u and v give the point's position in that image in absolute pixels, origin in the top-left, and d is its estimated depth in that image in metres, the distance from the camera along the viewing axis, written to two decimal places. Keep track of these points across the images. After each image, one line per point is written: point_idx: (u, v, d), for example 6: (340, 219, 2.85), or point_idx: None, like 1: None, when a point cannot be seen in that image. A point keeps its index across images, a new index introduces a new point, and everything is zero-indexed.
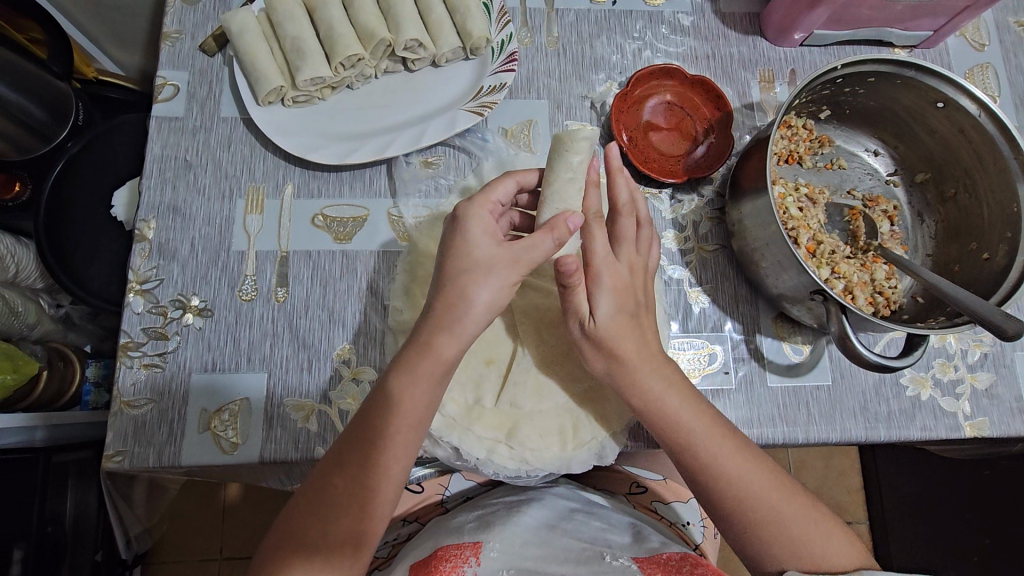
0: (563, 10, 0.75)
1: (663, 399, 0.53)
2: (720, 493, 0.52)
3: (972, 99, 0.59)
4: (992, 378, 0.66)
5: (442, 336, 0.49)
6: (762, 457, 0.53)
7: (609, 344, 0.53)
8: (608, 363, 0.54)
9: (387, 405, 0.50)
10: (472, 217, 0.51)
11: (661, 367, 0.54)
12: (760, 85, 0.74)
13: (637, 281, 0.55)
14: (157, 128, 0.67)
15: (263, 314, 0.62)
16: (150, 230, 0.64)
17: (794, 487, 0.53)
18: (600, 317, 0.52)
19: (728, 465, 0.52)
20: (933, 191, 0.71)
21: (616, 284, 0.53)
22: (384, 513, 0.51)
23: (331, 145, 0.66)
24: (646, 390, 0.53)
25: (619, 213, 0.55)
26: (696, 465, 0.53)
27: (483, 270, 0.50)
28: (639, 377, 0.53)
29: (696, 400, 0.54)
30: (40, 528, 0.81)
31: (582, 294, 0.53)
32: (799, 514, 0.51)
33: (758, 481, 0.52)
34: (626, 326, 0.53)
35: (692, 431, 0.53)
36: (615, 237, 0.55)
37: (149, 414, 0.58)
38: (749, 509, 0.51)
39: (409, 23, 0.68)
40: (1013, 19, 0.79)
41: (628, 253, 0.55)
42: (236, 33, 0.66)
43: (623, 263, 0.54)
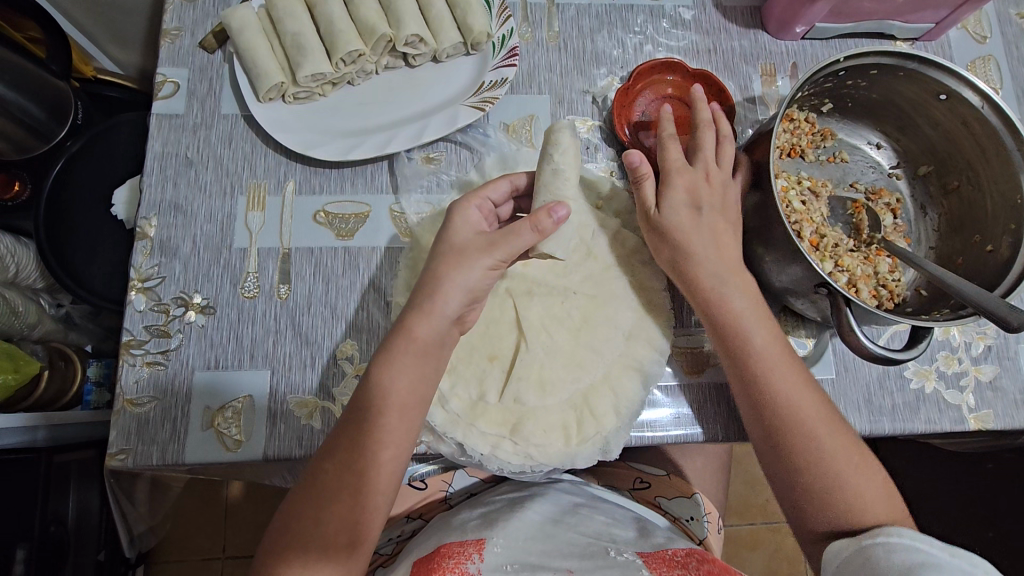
0: (563, 4, 0.75)
1: (730, 304, 0.58)
2: (766, 409, 0.56)
3: (974, 91, 0.59)
4: (996, 370, 0.66)
5: (417, 318, 0.51)
6: (812, 385, 0.57)
7: (674, 235, 0.59)
8: (674, 254, 0.59)
9: (371, 393, 0.50)
10: (458, 212, 0.54)
11: (735, 280, 0.58)
12: (762, 79, 0.74)
13: (713, 189, 0.60)
14: (157, 126, 0.67)
15: (265, 312, 0.62)
16: (151, 229, 0.64)
17: (842, 427, 0.56)
18: (665, 209, 0.59)
19: (783, 383, 0.56)
20: (936, 184, 0.70)
21: (688, 187, 0.60)
22: (381, 505, 0.51)
23: (331, 142, 0.66)
24: (717, 297, 0.58)
25: (699, 129, 0.62)
26: (752, 373, 0.57)
27: (455, 255, 0.52)
28: (698, 277, 0.59)
29: (767, 321, 0.58)
30: (43, 529, 0.82)
31: (650, 190, 0.61)
32: (836, 444, 0.55)
33: (805, 407, 0.55)
34: (694, 226, 0.59)
35: (753, 344, 0.57)
36: (695, 148, 0.62)
37: (152, 413, 0.58)
38: (789, 428, 0.55)
39: (409, 18, 0.67)
40: (1015, 11, 0.79)
41: (704, 162, 0.61)
42: (236, 29, 0.66)
43: (699, 168, 0.61)
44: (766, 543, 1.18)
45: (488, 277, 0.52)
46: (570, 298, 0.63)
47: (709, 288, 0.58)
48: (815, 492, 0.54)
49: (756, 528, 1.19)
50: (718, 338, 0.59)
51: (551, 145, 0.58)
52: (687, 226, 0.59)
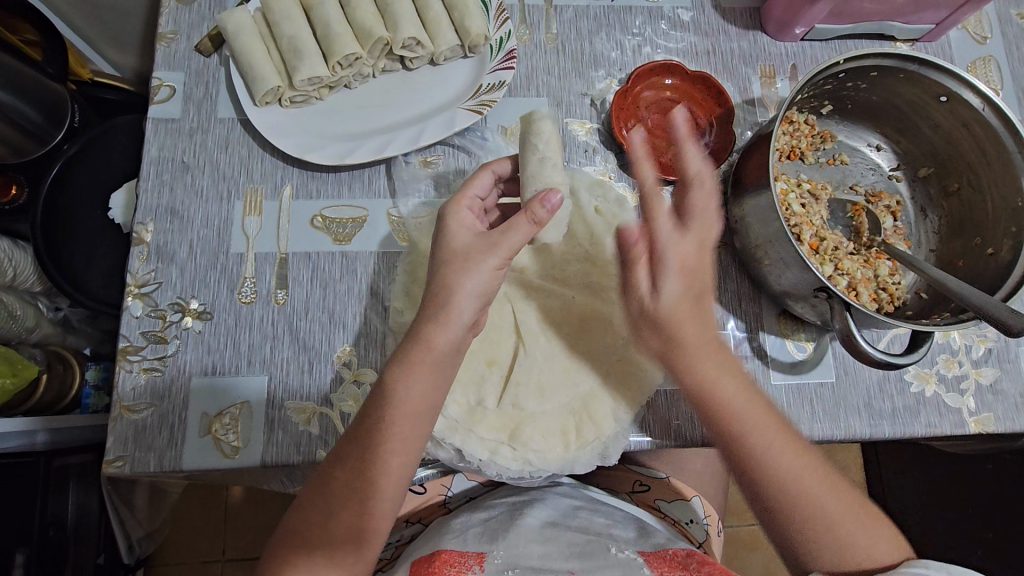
0: (562, 6, 0.74)
1: (716, 381, 0.51)
2: (767, 490, 0.51)
3: (975, 92, 0.59)
4: (997, 373, 0.66)
5: (434, 329, 0.49)
6: (809, 450, 0.52)
7: (667, 326, 0.51)
8: (663, 345, 0.52)
9: (382, 401, 0.50)
10: (450, 216, 0.53)
11: (718, 354, 0.52)
12: (762, 81, 0.73)
13: (706, 258, 0.52)
14: (153, 129, 0.66)
15: (262, 317, 0.61)
16: (148, 234, 0.63)
17: (844, 487, 0.52)
18: (662, 295, 0.51)
19: (782, 461, 0.51)
20: (935, 186, 0.70)
21: (683, 264, 0.51)
22: (387, 511, 0.50)
23: (328, 145, 0.66)
24: (703, 380, 0.51)
25: (690, 184, 0.52)
26: (744, 452, 0.51)
27: (460, 259, 0.50)
28: (694, 362, 0.52)
29: (751, 390, 0.53)
30: (41, 532, 0.81)
31: (644, 272, 0.52)
32: (846, 512, 0.51)
33: (806, 477, 0.50)
34: (689, 311, 0.51)
35: (745, 423, 0.51)
36: (686, 209, 0.52)
37: (149, 419, 0.57)
38: (797, 504, 0.50)
39: (406, 21, 0.67)
40: (1015, 11, 0.78)
41: (699, 227, 0.51)
42: (232, 32, 0.66)
43: (693, 240, 0.51)
44: (766, 543, 1.18)
45: (494, 279, 0.51)
46: (569, 303, 0.63)
47: (698, 370, 0.52)
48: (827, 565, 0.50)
49: (756, 528, 1.19)
50: (705, 418, 0.53)
51: (533, 134, 0.58)
52: (684, 314, 0.51)
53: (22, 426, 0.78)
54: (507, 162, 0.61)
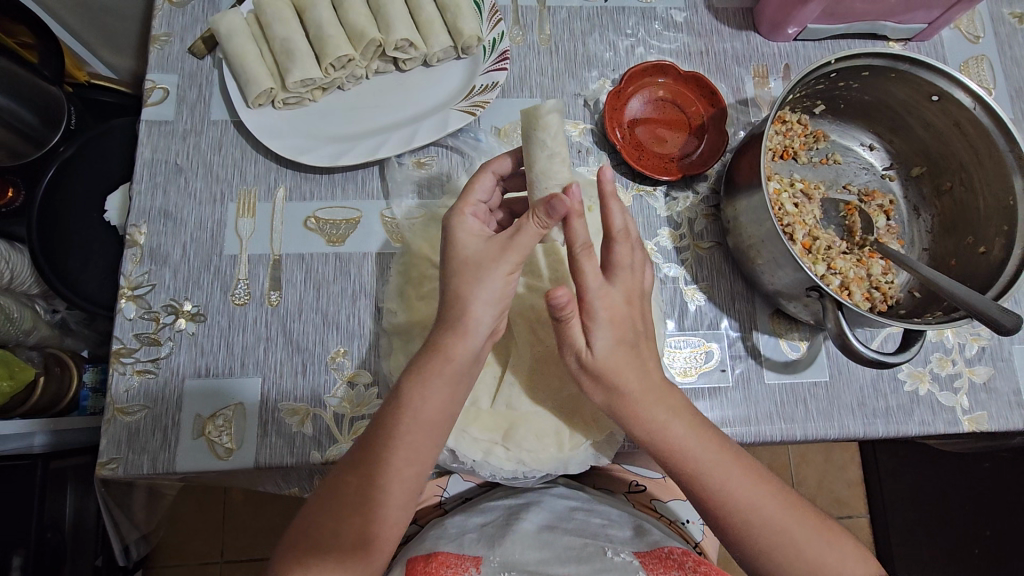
0: (555, 8, 0.75)
1: (667, 428, 0.51)
2: (731, 526, 0.50)
3: (966, 91, 0.59)
4: (990, 372, 0.66)
5: (453, 341, 0.49)
6: (767, 479, 0.52)
7: (609, 379, 0.51)
8: (609, 397, 0.51)
9: (398, 406, 0.49)
10: (456, 226, 0.52)
11: (665, 397, 0.52)
12: (755, 80, 0.73)
13: (635, 310, 0.52)
14: (146, 132, 0.66)
15: (257, 319, 0.62)
16: (141, 236, 0.63)
17: (808, 510, 0.51)
18: (595, 350, 0.50)
19: (739, 495, 0.50)
20: (928, 185, 0.70)
21: (613, 316, 0.51)
22: (396, 519, 0.50)
23: (322, 147, 0.66)
24: (654, 425, 0.51)
25: (615, 240, 0.51)
26: (702, 493, 0.51)
27: (473, 267, 0.50)
28: (643, 410, 0.51)
29: (703, 429, 0.52)
30: (39, 534, 0.82)
31: (577, 327, 0.51)
32: (812, 537, 0.50)
33: (767, 508, 0.50)
34: (627, 360, 0.51)
35: (699, 463, 0.50)
36: (610, 264, 0.52)
37: (143, 421, 0.57)
38: (763, 536, 0.49)
39: (399, 22, 0.67)
40: (1007, 10, 0.78)
41: (623, 279, 0.52)
42: (225, 35, 0.66)
43: (619, 290, 0.51)
44: None
45: (509, 282, 0.51)
46: None
47: (646, 419, 0.51)
48: None
49: None
50: (661, 462, 0.52)
51: (539, 129, 0.55)
52: (623, 362, 0.50)
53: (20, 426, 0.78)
54: (507, 159, 0.60)
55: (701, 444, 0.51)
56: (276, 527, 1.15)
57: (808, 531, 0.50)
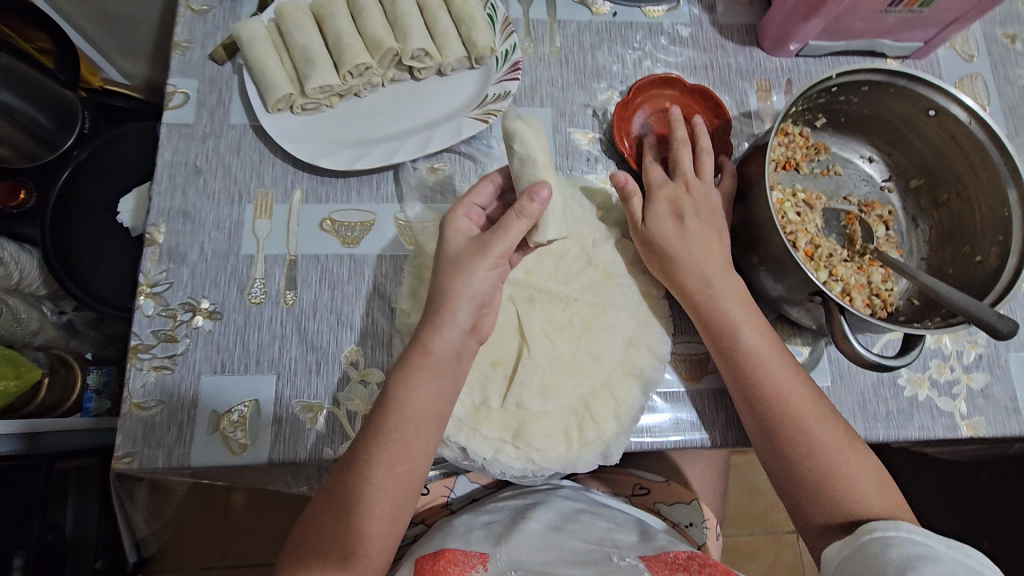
0: (565, 21, 0.77)
1: (718, 302, 0.60)
2: (758, 404, 0.57)
3: (962, 107, 0.61)
4: (988, 378, 0.68)
5: (430, 333, 0.53)
6: (805, 380, 0.58)
7: (656, 242, 0.62)
8: (661, 263, 0.62)
9: (388, 403, 0.52)
10: (447, 223, 0.56)
11: (721, 279, 0.61)
12: (758, 94, 0.76)
13: (692, 197, 0.63)
14: (167, 134, 0.68)
15: (272, 317, 0.63)
16: (160, 235, 0.65)
17: (835, 420, 0.56)
18: (649, 219, 0.63)
19: (772, 378, 0.57)
20: (926, 197, 0.72)
21: (669, 197, 0.63)
22: (395, 515, 0.51)
23: (339, 152, 0.68)
24: (703, 297, 0.60)
25: (680, 143, 0.65)
26: (741, 369, 0.58)
27: (455, 263, 0.54)
28: (686, 275, 0.61)
29: (758, 320, 0.60)
30: (40, 536, 0.82)
31: (638, 205, 0.64)
32: (830, 437, 0.55)
33: (794, 400, 0.56)
34: (677, 233, 0.62)
35: (742, 341, 0.58)
36: (677, 166, 0.65)
37: (158, 416, 0.58)
38: (783, 422, 0.56)
39: (416, 32, 0.69)
40: (1000, 31, 0.81)
41: (685, 175, 0.64)
42: (246, 42, 0.68)
43: (679, 182, 0.64)
44: (764, 552, 1.20)
45: (489, 278, 0.54)
46: (572, 305, 0.64)
47: (693, 290, 0.61)
48: (814, 491, 0.54)
49: (754, 537, 1.21)
50: (710, 335, 0.60)
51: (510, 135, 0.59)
52: (670, 232, 0.62)
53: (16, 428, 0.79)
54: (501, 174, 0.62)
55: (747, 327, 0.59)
56: (277, 531, 1.15)
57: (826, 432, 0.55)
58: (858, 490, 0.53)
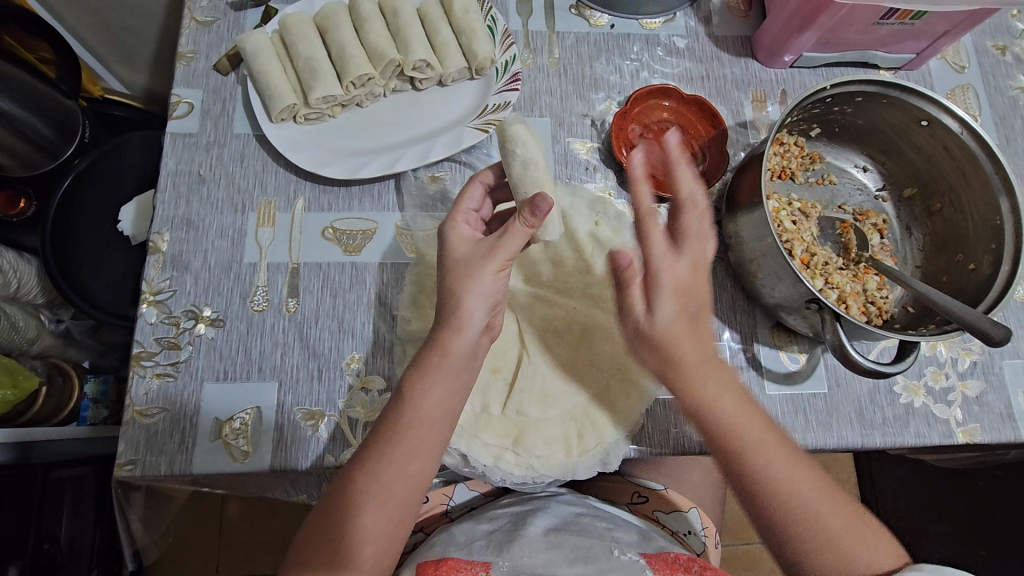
0: (563, 33, 0.78)
1: (718, 401, 0.51)
2: (767, 506, 0.51)
3: (953, 117, 0.63)
4: (983, 386, 0.68)
5: (449, 335, 0.51)
6: (808, 465, 0.53)
7: (666, 346, 0.50)
8: (662, 365, 0.51)
9: (403, 401, 0.52)
10: (448, 231, 0.55)
11: (718, 370, 0.52)
12: (754, 104, 0.77)
13: (702, 279, 0.51)
14: (171, 143, 0.69)
15: (274, 325, 0.63)
16: (164, 243, 0.65)
17: (841, 500, 0.52)
18: (657, 316, 0.50)
19: (778, 476, 0.51)
20: (920, 206, 0.73)
21: (678, 284, 0.50)
22: (402, 515, 0.52)
23: (341, 161, 0.68)
24: (703, 397, 0.51)
25: (682, 208, 0.51)
26: (744, 472, 0.51)
27: (462, 268, 0.53)
28: (694, 379, 0.51)
29: (750, 404, 0.53)
30: (35, 546, 0.80)
31: (637, 293, 0.52)
32: (845, 529, 0.51)
33: (802, 495, 0.51)
34: (684, 331, 0.50)
35: (744, 440, 0.51)
36: (680, 233, 0.51)
37: (161, 424, 0.59)
38: (796, 521, 0.51)
39: (417, 44, 0.71)
40: (990, 43, 0.83)
41: (692, 249, 0.51)
42: (250, 53, 0.69)
43: (686, 262, 0.50)
44: (762, 562, 1.20)
45: (499, 279, 0.53)
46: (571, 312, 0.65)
47: (698, 393, 0.51)
48: None
49: (752, 547, 1.21)
50: (709, 440, 0.53)
51: (510, 141, 0.59)
52: (683, 333, 0.50)
53: (11, 437, 0.80)
54: (491, 171, 0.63)
55: (748, 425, 0.51)
56: (273, 542, 1.14)
57: (839, 522, 0.51)
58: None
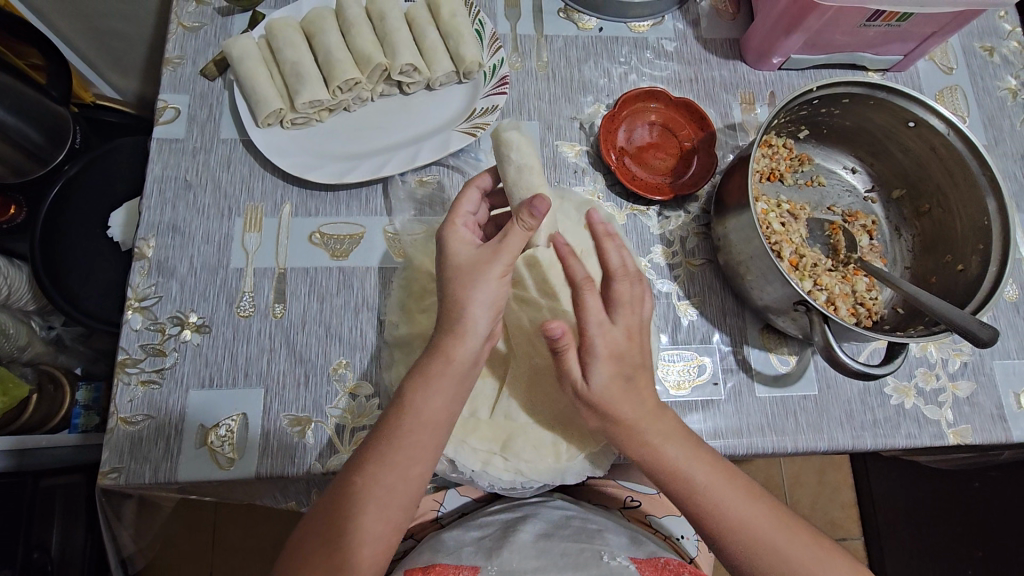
0: (551, 36, 0.78)
1: (663, 448, 0.52)
2: (728, 545, 0.51)
3: (939, 117, 0.63)
4: (973, 386, 0.68)
5: (454, 342, 0.50)
6: (760, 495, 0.53)
7: (605, 407, 0.52)
8: (604, 422, 0.53)
9: (402, 408, 0.51)
10: (448, 236, 0.53)
11: (659, 417, 0.53)
12: (742, 107, 0.77)
13: (634, 345, 0.53)
14: (158, 149, 0.69)
15: (260, 330, 0.63)
16: (149, 249, 0.65)
17: (802, 527, 0.52)
18: (592, 382, 0.51)
19: (734, 513, 0.51)
20: (908, 207, 0.73)
21: (610, 351, 0.51)
22: (399, 519, 0.51)
23: (328, 165, 0.68)
24: (649, 445, 0.52)
25: (614, 278, 0.53)
26: (700, 515, 0.52)
27: (468, 273, 0.50)
28: (639, 432, 0.52)
29: (697, 447, 0.54)
30: (26, 555, 0.81)
31: (574, 360, 0.52)
32: (808, 554, 0.51)
33: (762, 527, 0.51)
34: (622, 391, 0.52)
35: (694, 483, 0.52)
36: (612, 301, 0.53)
37: (146, 430, 0.58)
38: (759, 555, 0.50)
39: (404, 48, 0.71)
40: (978, 43, 0.83)
41: (625, 317, 0.52)
42: (237, 58, 0.69)
43: (619, 328, 0.52)
44: None
45: (503, 286, 0.51)
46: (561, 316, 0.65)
47: (644, 441, 0.52)
48: None
49: None
50: (658, 481, 0.54)
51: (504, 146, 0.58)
52: (618, 394, 0.51)
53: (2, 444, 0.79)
54: (487, 175, 0.61)
55: (697, 466, 0.52)
56: (265, 549, 1.13)
57: (801, 549, 0.51)
58: None
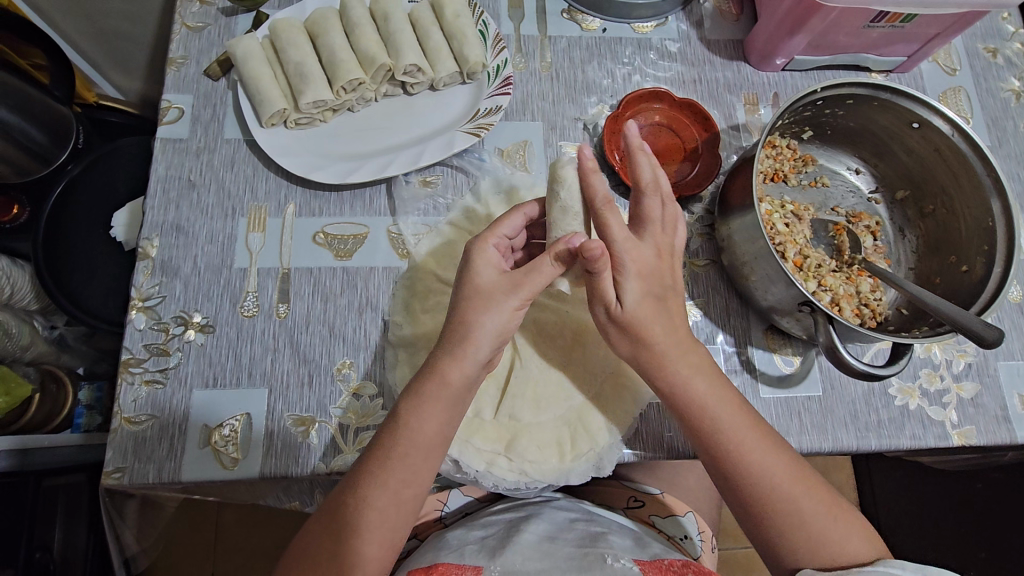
0: (555, 37, 0.78)
1: (691, 383, 0.53)
2: (741, 487, 0.52)
3: (943, 119, 0.63)
4: (977, 388, 0.68)
5: (449, 364, 0.50)
6: (782, 446, 0.53)
7: (635, 330, 0.52)
8: (634, 346, 0.53)
9: (396, 428, 0.51)
10: (475, 254, 0.52)
11: (689, 353, 0.54)
12: (745, 108, 0.77)
13: (664, 264, 0.54)
14: (161, 149, 0.69)
15: (264, 330, 0.63)
16: (153, 249, 0.65)
17: (819, 485, 0.52)
18: (625, 300, 0.52)
19: (752, 458, 0.51)
20: (912, 208, 0.73)
21: (641, 269, 0.52)
22: (393, 536, 0.51)
23: (332, 165, 0.68)
24: (674, 379, 0.53)
25: (643, 194, 0.53)
26: (717, 455, 0.52)
27: (481, 297, 0.51)
28: (667, 363, 0.53)
29: (727, 389, 0.54)
30: (28, 555, 0.80)
31: (608, 282, 0.52)
32: (818, 509, 0.51)
33: (777, 476, 0.51)
34: (654, 311, 0.53)
35: (716, 423, 0.52)
36: (642, 220, 0.54)
37: (150, 431, 0.58)
38: (768, 502, 0.51)
39: (408, 49, 0.71)
40: (981, 45, 0.83)
41: (654, 235, 0.54)
42: (241, 58, 0.69)
43: (649, 246, 0.53)
44: (761, 566, 1.19)
45: (516, 316, 0.51)
46: (564, 318, 0.66)
47: (670, 375, 0.53)
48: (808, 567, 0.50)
49: (751, 550, 1.20)
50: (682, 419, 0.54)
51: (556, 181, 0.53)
52: (649, 317, 0.52)
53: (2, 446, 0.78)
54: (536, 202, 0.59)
55: (723, 406, 0.52)
56: (269, 549, 1.13)
57: (813, 504, 0.51)
58: (857, 562, 0.49)
